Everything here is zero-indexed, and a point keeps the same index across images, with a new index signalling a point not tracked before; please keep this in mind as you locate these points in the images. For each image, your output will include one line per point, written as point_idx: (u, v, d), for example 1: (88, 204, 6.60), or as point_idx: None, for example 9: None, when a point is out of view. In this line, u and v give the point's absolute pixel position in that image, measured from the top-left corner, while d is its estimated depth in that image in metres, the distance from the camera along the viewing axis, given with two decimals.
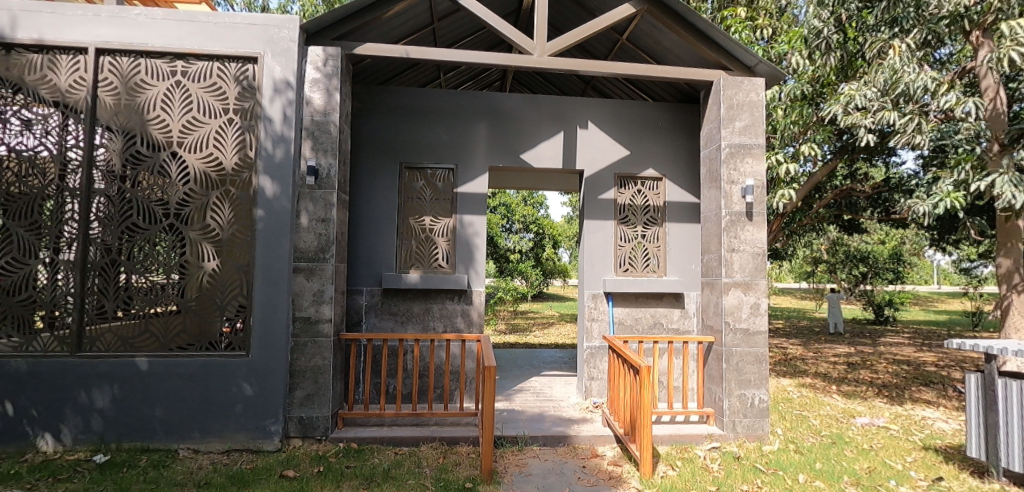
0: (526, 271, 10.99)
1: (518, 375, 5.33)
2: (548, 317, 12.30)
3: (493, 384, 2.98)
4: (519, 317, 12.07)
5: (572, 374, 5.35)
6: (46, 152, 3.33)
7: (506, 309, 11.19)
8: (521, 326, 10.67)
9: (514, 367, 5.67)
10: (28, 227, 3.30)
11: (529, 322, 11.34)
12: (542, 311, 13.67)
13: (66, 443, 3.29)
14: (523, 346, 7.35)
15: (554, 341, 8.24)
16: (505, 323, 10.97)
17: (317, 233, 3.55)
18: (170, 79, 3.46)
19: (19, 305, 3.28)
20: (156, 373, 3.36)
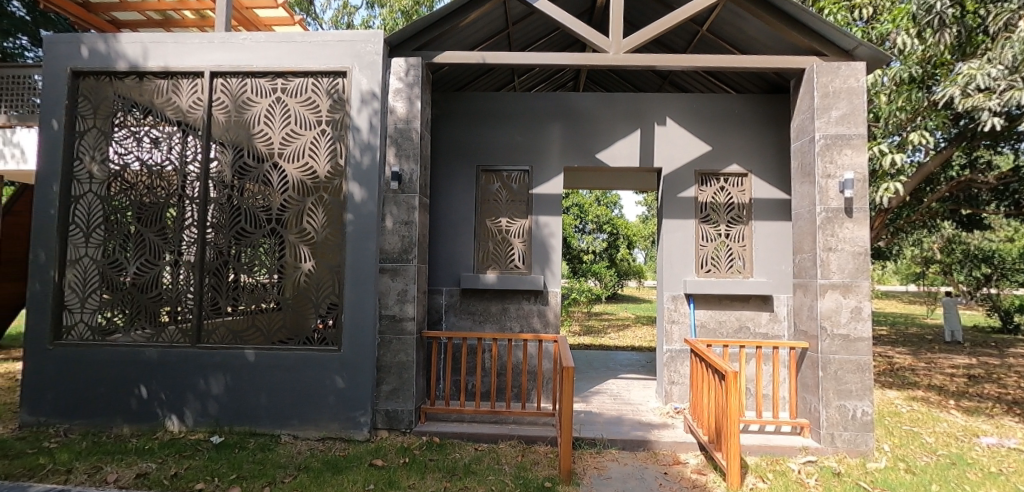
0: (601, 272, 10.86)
1: (594, 377, 5.27)
2: (624, 319, 12.05)
3: (572, 385, 2.98)
4: (594, 319, 11.91)
5: (652, 377, 5.20)
6: (172, 166, 3.77)
7: (581, 311, 11.12)
8: (596, 327, 10.53)
9: (590, 369, 5.62)
10: (157, 232, 3.75)
11: (605, 323, 11.15)
12: (617, 312, 13.42)
13: (188, 424, 3.69)
14: (599, 348, 7.26)
15: (631, 343, 8.05)
16: (580, 324, 10.88)
17: (401, 235, 3.74)
18: (271, 96, 3.78)
19: (150, 301, 3.73)
20: (262, 364, 3.67)
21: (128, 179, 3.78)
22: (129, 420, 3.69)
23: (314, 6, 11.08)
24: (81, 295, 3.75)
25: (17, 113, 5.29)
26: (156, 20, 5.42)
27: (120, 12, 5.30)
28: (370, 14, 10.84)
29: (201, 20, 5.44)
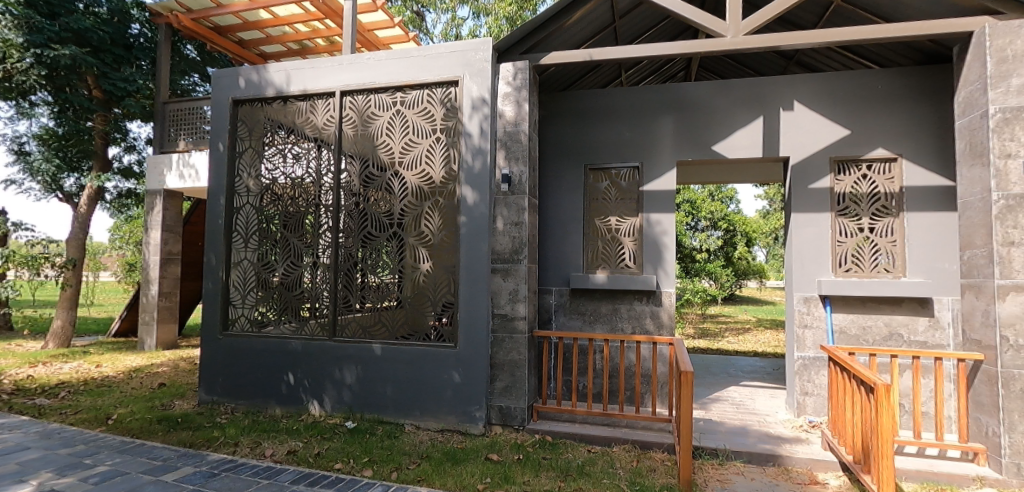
0: (716, 271, 10.22)
1: (713, 383, 4.97)
2: (744, 323, 11.17)
3: (691, 390, 2.84)
4: (709, 322, 11.21)
5: (781, 387, 4.77)
6: (310, 178, 4.22)
7: (694, 313, 10.55)
8: (711, 331, 9.91)
9: (709, 375, 5.30)
10: (299, 237, 4.22)
11: (722, 326, 10.44)
12: (734, 315, 12.51)
13: (326, 409, 4.10)
14: (717, 353, 6.83)
15: (754, 348, 7.44)
16: (693, 327, 10.30)
17: (511, 236, 3.84)
18: (392, 109, 4.08)
19: (295, 298, 4.21)
20: (387, 357, 3.97)
21: (276, 191, 4.31)
22: (280, 403, 4.20)
23: (425, 22, 11.86)
24: (242, 293, 4.35)
25: (193, 139, 6.51)
26: (296, 49, 6.17)
27: (268, 46, 6.13)
28: (476, 24, 11.33)
29: (332, 45, 6.06)
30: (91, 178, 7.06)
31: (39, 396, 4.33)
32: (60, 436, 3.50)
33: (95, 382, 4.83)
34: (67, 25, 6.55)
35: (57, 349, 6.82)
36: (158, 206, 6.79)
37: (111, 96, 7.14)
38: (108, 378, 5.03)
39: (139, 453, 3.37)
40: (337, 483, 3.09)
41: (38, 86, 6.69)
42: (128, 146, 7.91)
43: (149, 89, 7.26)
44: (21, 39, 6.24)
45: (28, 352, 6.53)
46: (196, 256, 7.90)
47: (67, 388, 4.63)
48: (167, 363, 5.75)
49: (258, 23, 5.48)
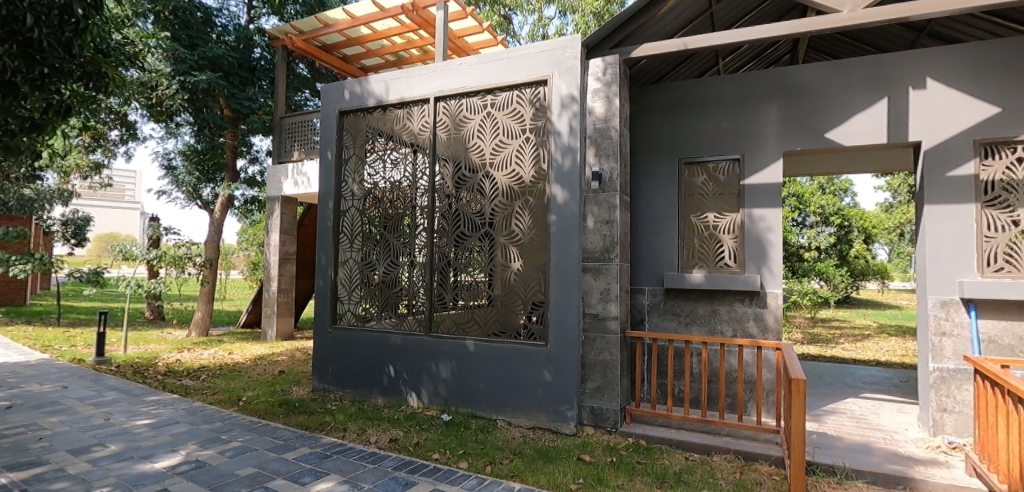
0: (828, 271, 9.31)
1: (827, 394, 4.55)
2: (862, 328, 10.07)
3: (803, 400, 2.58)
4: (820, 326, 10.25)
5: (915, 402, 4.23)
6: (407, 181, 4.47)
7: (803, 316, 9.68)
8: (823, 336, 9.03)
9: (822, 385, 4.86)
10: (398, 237, 4.48)
11: (835, 332, 9.50)
12: (850, 320, 11.30)
13: (424, 401, 4.30)
14: (831, 361, 6.23)
15: (876, 357, 6.67)
16: (801, 332, 9.49)
17: (602, 234, 3.77)
18: (482, 112, 4.19)
19: (394, 295, 4.48)
20: (480, 353, 4.09)
21: (377, 194, 4.60)
22: (382, 393, 4.47)
23: (513, 25, 12.07)
24: (348, 289, 4.71)
25: (306, 149, 7.15)
26: (392, 61, 6.55)
27: (368, 60, 6.58)
28: (563, 22, 11.38)
29: (424, 54, 6.35)
30: (225, 188, 7.97)
31: (186, 377, 4.99)
32: (202, 413, 4.01)
33: (229, 367, 5.49)
34: (204, 54, 7.53)
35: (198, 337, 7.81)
36: (277, 210, 7.56)
37: (239, 114, 8.04)
38: (239, 363, 5.69)
39: (264, 432, 3.76)
40: (435, 472, 3.23)
41: (183, 108, 7.71)
42: (252, 158, 8.95)
43: (269, 106, 8.09)
44: (170, 70, 7.27)
45: (176, 339, 7.56)
46: (308, 256, 8.66)
47: (208, 371, 5.30)
48: (286, 353, 6.38)
49: (360, 39, 5.90)
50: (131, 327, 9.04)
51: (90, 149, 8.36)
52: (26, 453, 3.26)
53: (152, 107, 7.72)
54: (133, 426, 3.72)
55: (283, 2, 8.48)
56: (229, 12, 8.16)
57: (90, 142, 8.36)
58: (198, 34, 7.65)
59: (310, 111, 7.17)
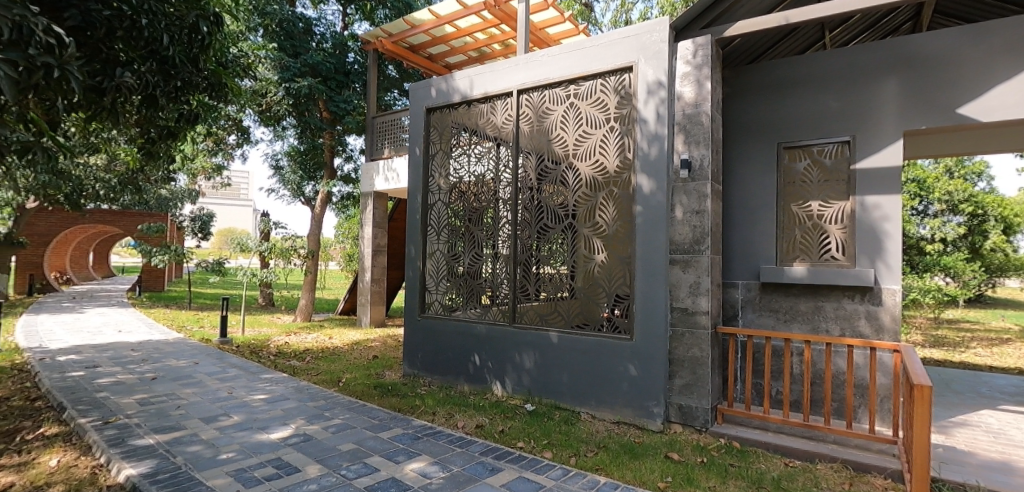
0: (956, 266, 8.22)
1: (957, 404, 4.03)
2: (999, 332, 8.80)
3: (929, 411, 2.23)
4: (945, 329, 9.10)
5: None
6: (490, 175, 4.55)
7: (924, 317, 8.63)
8: (949, 339, 8.01)
9: (951, 394, 4.31)
10: (482, 230, 4.60)
11: (964, 335, 8.39)
12: (984, 323, 9.91)
13: (508, 390, 4.38)
14: (960, 367, 5.51)
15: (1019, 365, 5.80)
16: (920, 334, 8.49)
17: (692, 225, 3.60)
18: (565, 103, 4.16)
19: (479, 285, 4.61)
20: (564, 345, 4.08)
21: (462, 188, 4.75)
22: (468, 381, 4.62)
23: (594, 12, 11.84)
24: (436, 280, 4.91)
25: (394, 147, 7.52)
26: (475, 57, 6.69)
27: (451, 57, 6.77)
28: (647, 6, 11.06)
29: (506, 48, 6.41)
30: (324, 184, 8.60)
31: (294, 358, 5.48)
32: (308, 392, 4.38)
33: (330, 351, 5.96)
34: (305, 62, 8.18)
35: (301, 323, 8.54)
36: (370, 206, 8.04)
37: (336, 116, 8.61)
38: (338, 347, 6.14)
39: (362, 412, 4.02)
40: (520, 460, 3.28)
41: (288, 113, 8.42)
42: (348, 156, 9.60)
43: (363, 107, 8.57)
44: (276, 77, 7.99)
45: (284, 324, 8.35)
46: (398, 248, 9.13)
47: (311, 354, 5.79)
48: (378, 339, 6.80)
49: (444, 37, 6.09)
50: (246, 312, 10.10)
51: (213, 153, 9.43)
52: (169, 418, 3.75)
53: (262, 112, 8.51)
54: (252, 399, 4.14)
55: (373, 8, 8.96)
56: (326, 21, 8.81)
57: (212, 146, 9.42)
58: (301, 43, 8.33)
59: (398, 110, 7.50)
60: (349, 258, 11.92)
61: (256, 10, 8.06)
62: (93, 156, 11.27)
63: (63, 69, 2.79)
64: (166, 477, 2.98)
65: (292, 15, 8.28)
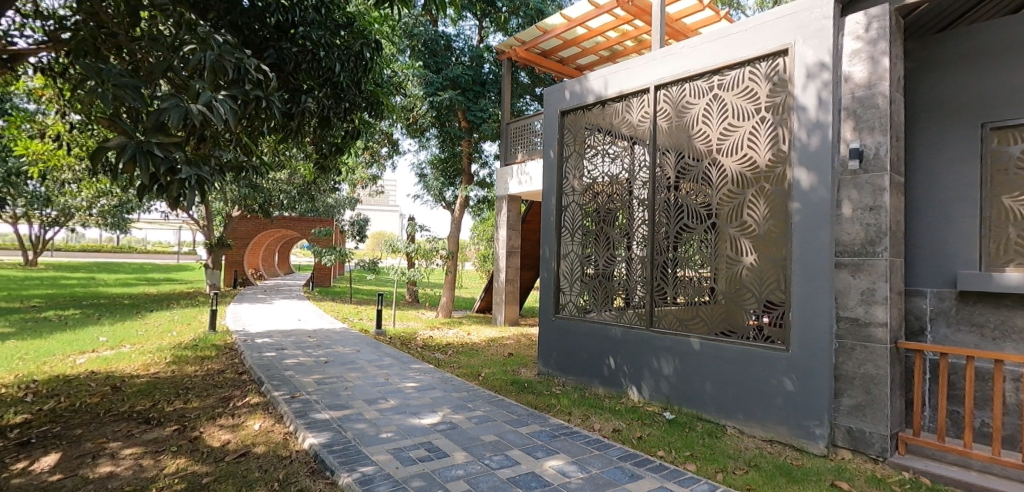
0: None
1: None
2: None
3: None
4: None
5: None
6: (625, 175, 4.58)
7: None
8: None
9: None
10: (619, 230, 4.64)
11: None
12: None
13: (645, 396, 4.25)
14: None
15: None
16: None
17: (865, 224, 3.10)
18: (708, 95, 3.94)
19: (614, 285, 4.64)
20: (706, 353, 3.84)
21: (597, 188, 4.83)
22: (602, 384, 4.59)
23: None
24: (570, 281, 5.05)
25: (527, 151, 7.80)
26: (606, 56, 6.66)
27: (582, 59, 6.83)
28: None
29: (639, 45, 6.26)
30: (462, 190, 9.45)
31: (438, 351, 5.95)
32: (451, 383, 4.70)
33: (469, 346, 6.36)
34: (446, 76, 8.91)
35: (443, 318, 9.32)
36: (504, 208, 8.48)
37: (473, 124, 9.21)
38: (476, 343, 6.53)
39: (501, 406, 4.21)
40: (661, 469, 3.13)
41: (431, 124, 9.26)
42: (483, 162, 10.20)
43: (497, 114, 9.06)
44: (421, 93, 8.82)
45: (430, 319, 9.19)
46: (531, 250, 9.48)
47: (452, 347, 6.24)
48: (512, 337, 7.10)
49: (576, 39, 6.18)
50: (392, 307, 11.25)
51: (369, 164, 10.71)
52: (339, 397, 4.30)
53: (409, 125, 9.45)
54: (404, 386, 4.58)
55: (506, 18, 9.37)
56: (464, 36, 9.47)
57: (369, 159, 10.71)
58: (442, 59, 9.07)
59: (531, 115, 7.73)
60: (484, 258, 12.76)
61: (405, 34, 8.97)
62: (280, 172, 13.61)
63: (269, 99, 3.33)
64: (340, 449, 3.40)
65: (435, 34, 9.05)
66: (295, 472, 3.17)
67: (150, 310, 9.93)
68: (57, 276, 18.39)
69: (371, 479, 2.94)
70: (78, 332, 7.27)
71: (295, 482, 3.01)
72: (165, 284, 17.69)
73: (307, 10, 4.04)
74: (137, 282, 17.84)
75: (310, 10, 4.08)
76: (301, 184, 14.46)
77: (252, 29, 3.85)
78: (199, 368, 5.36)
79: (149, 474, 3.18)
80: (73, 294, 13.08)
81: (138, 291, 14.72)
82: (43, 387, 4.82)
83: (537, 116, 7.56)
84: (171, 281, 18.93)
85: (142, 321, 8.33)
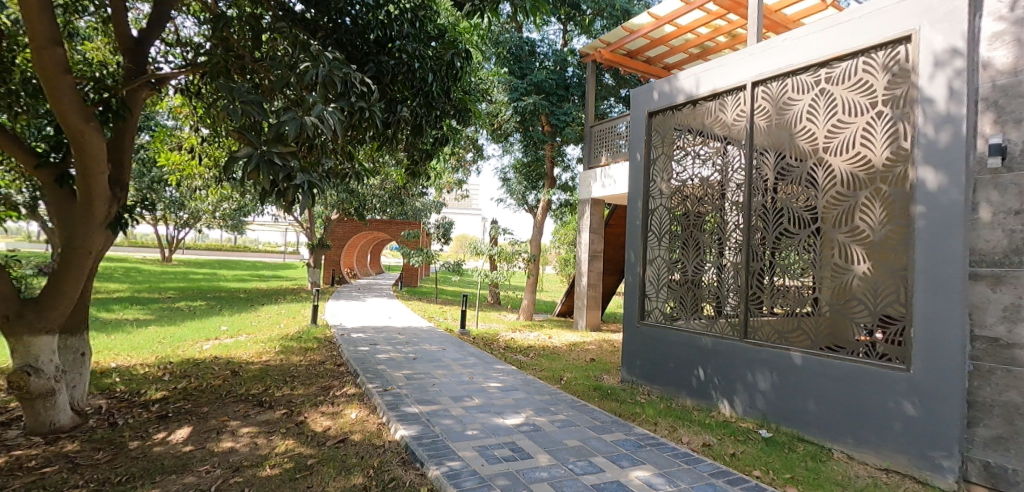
0: None
1: None
2: None
3: None
4: None
5: None
6: (717, 177, 4.43)
7: None
8: None
9: None
10: (710, 235, 4.48)
11: None
12: None
13: (738, 412, 4.02)
14: None
15: None
16: None
17: (1009, 230, 2.66)
18: (814, 90, 3.66)
19: (704, 293, 4.49)
20: (808, 369, 3.54)
21: (687, 190, 4.71)
22: (690, 395, 4.42)
23: None
24: (656, 287, 5.00)
25: (610, 153, 7.66)
26: (696, 53, 6.44)
27: (670, 57, 6.65)
28: None
29: (733, 40, 5.97)
30: (545, 193, 9.57)
31: (520, 353, 6.04)
32: (534, 385, 4.75)
33: (551, 349, 6.40)
34: (531, 81, 9.09)
35: (524, 321, 9.46)
36: (587, 212, 8.49)
37: (557, 128, 9.30)
38: (558, 347, 6.56)
39: (584, 411, 4.18)
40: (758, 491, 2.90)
41: (516, 129, 9.49)
42: (565, 165, 10.21)
43: (580, 117, 9.06)
44: (506, 99, 9.07)
45: (512, 321, 9.37)
46: (613, 255, 9.37)
47: (535, 350, 6.31)
48: (594, 343, 7.04)
49: (664, 38, 6.04)
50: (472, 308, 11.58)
51: (455, 169, 11.16)
52: (427, 393, 4.50)
53: (494, 130, 9.74)
54: (488, 386, 4.69)
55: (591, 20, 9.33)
56: (549, 40, 9.57)
57: (455, 165, 11.18)
58: (527, 64, 9.26)
59: (615, 117, 7.62)
60: (565, 262, 12.81)
61: (492, 42, 9.25)
62: (375, 178, 14.60)
63: (371, 109, 3.53)
64: (428, 442, 3.55)
65: (520, 40, 9.26)
66: (388, 460, 3.35)
67: (261, 303, 11.04)
68: (187, 272, 21.07)
69: (458, 474, 3.02)
70: (205, 321, 8.27)
71: (388, 471, 3.18)
72: (273, 280, 19.61)
73: (403, 25, 4.26)
74: (249, 278, 19.92)
75: (407, 24, 4.32)
76: (392, 189, 15.42)
77: (354, 45, 4.17)
78: (303, 358, 5.86)
79: (263, 452, 3.52)
80: (198, 287, 14.91)
81: (250, 286, 16.43)
82: (178, 368, 5.52)
83: (621, 117, 7.37)
84: (278, 278, 20.97)
85: (256, 313, 9.30)
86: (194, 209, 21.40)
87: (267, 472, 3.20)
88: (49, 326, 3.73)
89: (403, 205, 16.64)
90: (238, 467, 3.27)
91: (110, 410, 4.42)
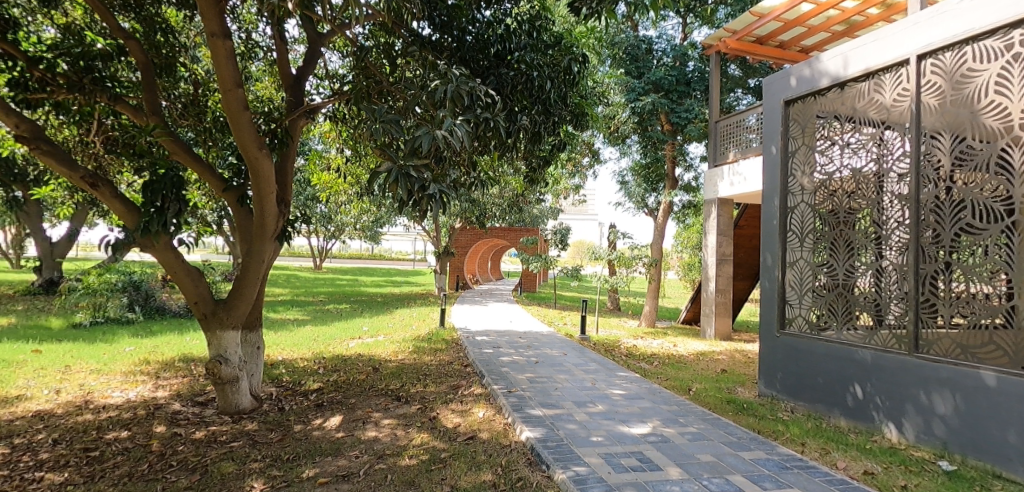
0: None
1: None
2: None
3: None
4: None
5: None
6: (873, 167, 3.90)
7: None
8: None
9: None
10: (866, 234, 3.95)
11: None
12: None
13: (909, 438, 3.45)
14: None
15: None
16: None
17: None
18: (1004, 57, 3.01)
19: (859, 298, 3.98)
20: (1005, 392, 2.84)
21: (836, 185, 4.24)
22: (845, 414, 3.96)
23: None
24: (799, 293, 4.61)
25: (739, 149, 7.16)
26: (842, 29, 5.78)
27: (809, 37, 6.11)
28: None
29: (888, 10, 5.25)
30: (665, 195, 9.24)
31: (644, 361, 5.87)
32: (660, 395, 4.57)
33: (676, 358, 6.12)
34: (648, 80, 8.84)
35: (646, 328, 9.17)
36: (713, 214, 8.00)
37: (678, 126, 8.92)
38: (684, 356, 6.25)
39: (717, 425, 3.91)
40: None
41: (634, 131, 9.33)
42: (688, 165, 9.70)
43: (704, 114, 8.62)
44: (623, 100, 8.96)
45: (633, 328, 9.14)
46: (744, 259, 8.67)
47: (658, 358, 6.09)
48: (726, 353, 6.59)
49: (800, 18, 5.56)
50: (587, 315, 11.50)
51: (571, 175, 11.29)
52: (551, 396, 4.57)
53: (610, 134, 9.68)
54: (611, 393, 4.62)
55: (713, 10, 8.82)
56: (666, 36, 9.20)
57: (571, 170, 11.27)
58: (643, 63, 9.02)
59: (745, 109, 7.06)
60: (687, 266, 12.16)
61: (607, 44, 9.19)
62: (493, 188, 15.32)
63: (495, 119, 3.66)
64: (553, 445, 3.57)
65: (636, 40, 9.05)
66: (514, 460, 3.44)
67: (396, 307, 12.17)
68: (334, 277, 24.03)
69: (585, 479, 2.98)
70: (350, 321, 9.28)
71: (515, 470, 3.25)
72: (403, 285, 21.51)
73: (521, 37, 4.45)
74: (385, 284, 22.14)
75: (524, 35, 4.50)
76: (510, 197, 15.99)
77: (477, 61, 4.42)
78: (434, 358, 6.30)
79: (402, 443, 3.82)
80: (343, 292, 16.91)
81: (383, 291, 18.19)
82: (330, 363, 6.26)
83: (752, 110, 6.90)
84: (408, 283, 22.95)
85: (392, 315, 10.25)
86: (339, 223, 24.23)
87: (406, 461, 3.46)
88: (234, 323, 4.44)
89: (519, 212, 17.14)
90: (381, 455, 3.59)
91: (279, 397, 5.14)
